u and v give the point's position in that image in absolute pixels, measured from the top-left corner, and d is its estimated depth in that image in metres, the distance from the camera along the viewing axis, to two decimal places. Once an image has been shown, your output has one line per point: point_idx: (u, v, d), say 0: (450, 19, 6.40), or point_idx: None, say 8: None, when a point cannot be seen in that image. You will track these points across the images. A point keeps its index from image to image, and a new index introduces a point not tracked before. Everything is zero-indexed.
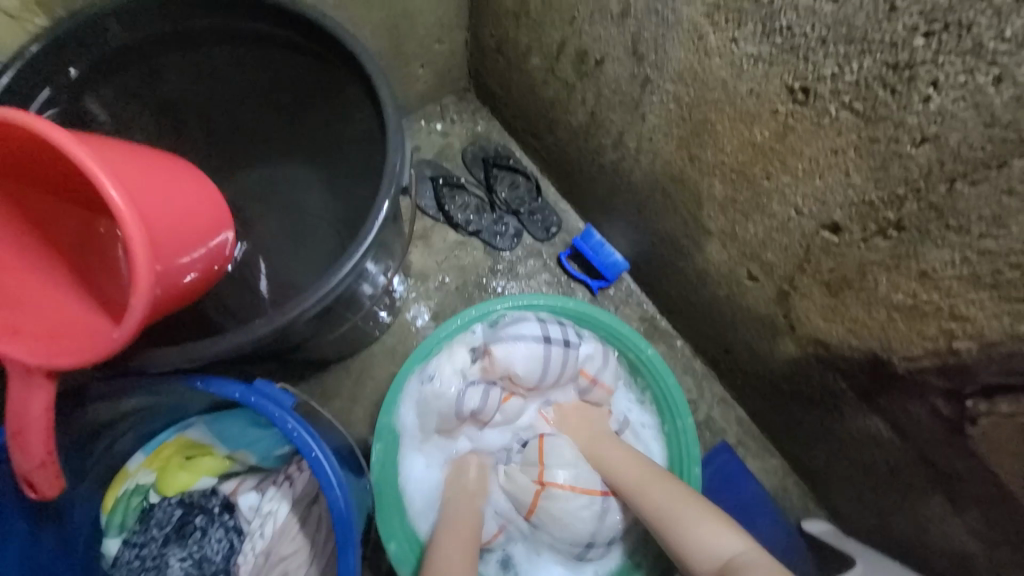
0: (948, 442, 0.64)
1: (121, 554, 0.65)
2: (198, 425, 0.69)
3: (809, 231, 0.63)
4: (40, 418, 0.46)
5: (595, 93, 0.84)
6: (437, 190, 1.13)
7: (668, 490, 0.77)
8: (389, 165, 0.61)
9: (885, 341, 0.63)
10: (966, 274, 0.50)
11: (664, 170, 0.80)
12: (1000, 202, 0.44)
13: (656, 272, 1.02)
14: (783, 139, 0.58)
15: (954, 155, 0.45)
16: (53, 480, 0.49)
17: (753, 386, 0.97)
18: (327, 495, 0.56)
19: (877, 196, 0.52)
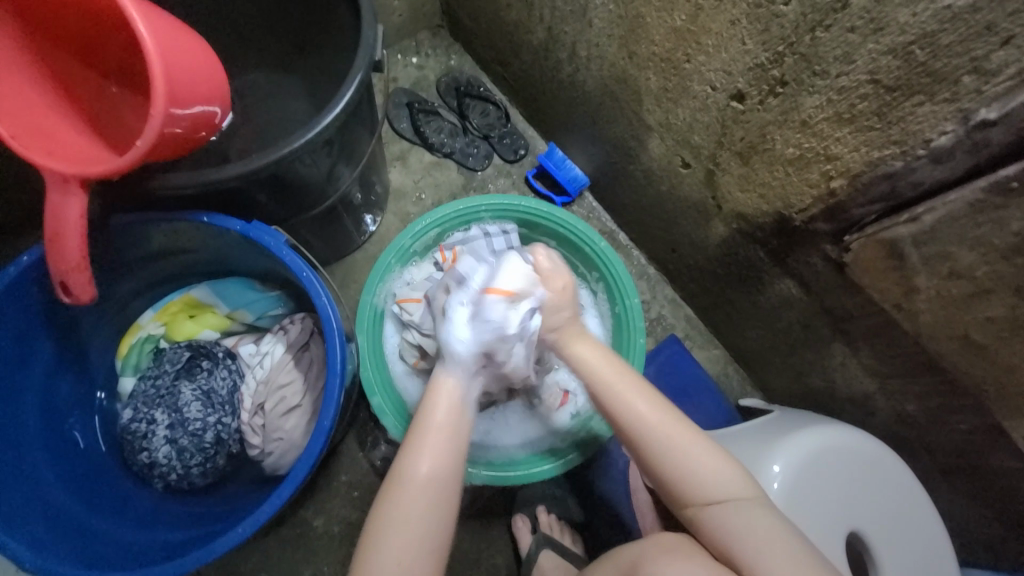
0: (838, 284, 0.77)
1: (137, 388, 0.75)
2: (201, 286, 0.80)
3: (722, 105, 0.74)
4: (75, 225, 0.56)
5: (550, 7, 0.94)
6: (413, 115, 1.23)
7: (691, 454, 0.67)
8: (363, 43, 0.70)
9: (786, 199, 0.76)
10: (832, 114, 0.62)
11: (610, 73, 0.91)
12: (847, 41, 0.56)
13: (611, 183, 1.14)
14: (696, 19, 0.69)
15: (813, 5, 0.56)
16: (85, 284, 0.58)
17: (697, 280, 1.10)
18: (316, 302, 0.68)
19: (765, 58, 0.64)
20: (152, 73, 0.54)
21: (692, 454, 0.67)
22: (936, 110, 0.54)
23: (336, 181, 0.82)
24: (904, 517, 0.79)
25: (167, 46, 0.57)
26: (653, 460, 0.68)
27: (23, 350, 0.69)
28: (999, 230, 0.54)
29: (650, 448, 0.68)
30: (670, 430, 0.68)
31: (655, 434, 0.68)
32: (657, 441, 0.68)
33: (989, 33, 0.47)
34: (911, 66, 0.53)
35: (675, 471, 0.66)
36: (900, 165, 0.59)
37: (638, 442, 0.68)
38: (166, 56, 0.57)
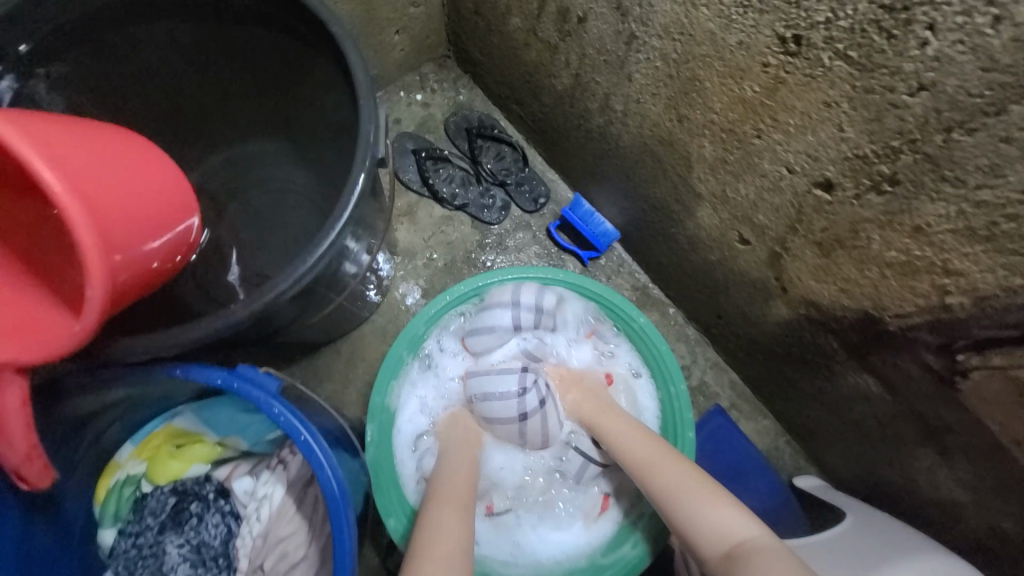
0: (937, 396, 0.65)
1: (117, 544, 0.64)
2: (186, 413, 0.67)
3: (801, 189, 0.61)
4: (18, 412, 0.45)
5: (579, 53, 0.80)
6: (420, 163, 1.09)
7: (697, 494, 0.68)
8: (362, 138, 0.57)
9: (878, 300, 0.63)
10: (960, 227, 0.49)
11: (652, 133, 0.77)
12: (997, 150, 0.42)
13: (646, 239, 1.01)
14: (775, 93, 0.55)
15: (951, 102, 0.43)
16: (40, 471, 0.49)
17: (747, 350, 0.97)
18: (318, 476, 0.56)
19: (871, 150, 0.51)
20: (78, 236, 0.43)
21: (696, 492, 0.68)
22: None
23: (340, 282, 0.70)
24: None
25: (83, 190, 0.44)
26: (662, 499, 0.70)
27: None
28: None
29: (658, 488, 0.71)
30: (674, 471, 0.71)
31: (660, 475, 0.72)
32: (662, 479, 0.71)
33: None
34: None
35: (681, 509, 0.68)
36: None
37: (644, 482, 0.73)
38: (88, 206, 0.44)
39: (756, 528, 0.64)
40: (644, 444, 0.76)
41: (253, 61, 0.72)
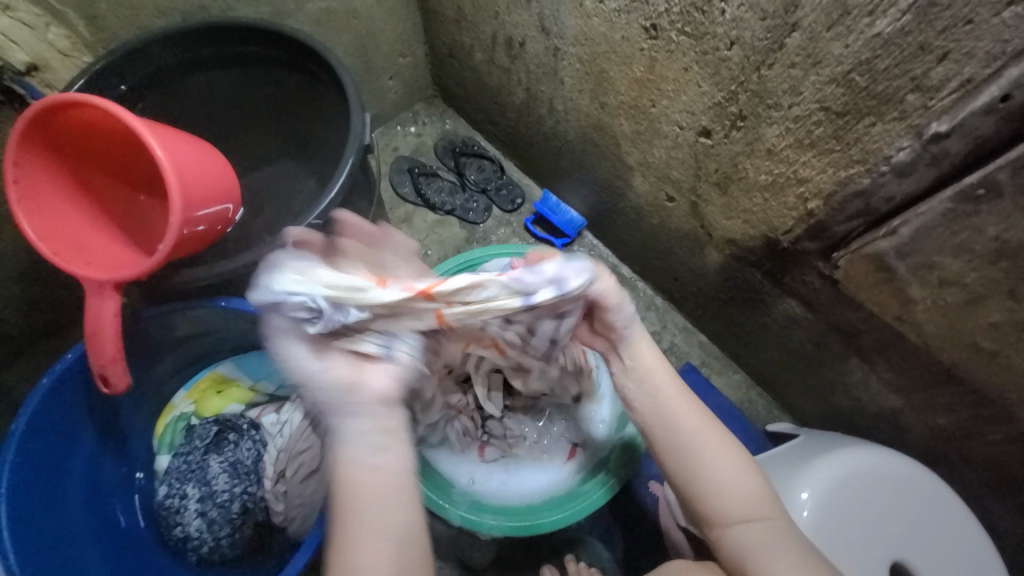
0: (839, 300, 0.76)
1: (171, 464, 0.82)
2: (226, 362, 0.87)
3: (692, 141, 0.78)
4: (111, 321, 0.64)
5: (526, 70, 1.02)
6: (413, 178, 1.29)
7: (724, 479, 0.63)
8: (352, 130, 0.78)
9: (769, 222, 0.76)
10: (793, 141, 0.64)
11: (587, 122, 0.96)
12: (790, 75, 0.59)
13: (606, 221, 1.17)
14: (653, 69, 0.74)
15: (753, 47, 0.61)
16: (121, 373, 0.67)
17: (704, 306, 1.09)
18: None
19: (721, 97, 0.68)
20: (170, 182, 0.63)
21: (724, 485, 0.63)
22: (890, 128, 0.55)
23: None
24: (956, 535, 0.74)
25: (178, 159, 0.66)
26: (683, 472, 0.65)
27: (69, 437, 0.75)
28: (978, 236, 0.54)
29: (682, 460, 0.65)
30: (708, 451, 0.64)
31: (693, 452, 0.64)
32: (692, 453, 0.64)
33: (923, 53, 0.49)
34: (855, 91, 0.55)
35: (703, 492, 0.64)
36: (867, 181, 0.60)
37: (670, 453, 0.65)
38: (177, 170, 0.65)
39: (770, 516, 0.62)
40: (684, 411, 0.66)
41: (278, 97, 0.96)
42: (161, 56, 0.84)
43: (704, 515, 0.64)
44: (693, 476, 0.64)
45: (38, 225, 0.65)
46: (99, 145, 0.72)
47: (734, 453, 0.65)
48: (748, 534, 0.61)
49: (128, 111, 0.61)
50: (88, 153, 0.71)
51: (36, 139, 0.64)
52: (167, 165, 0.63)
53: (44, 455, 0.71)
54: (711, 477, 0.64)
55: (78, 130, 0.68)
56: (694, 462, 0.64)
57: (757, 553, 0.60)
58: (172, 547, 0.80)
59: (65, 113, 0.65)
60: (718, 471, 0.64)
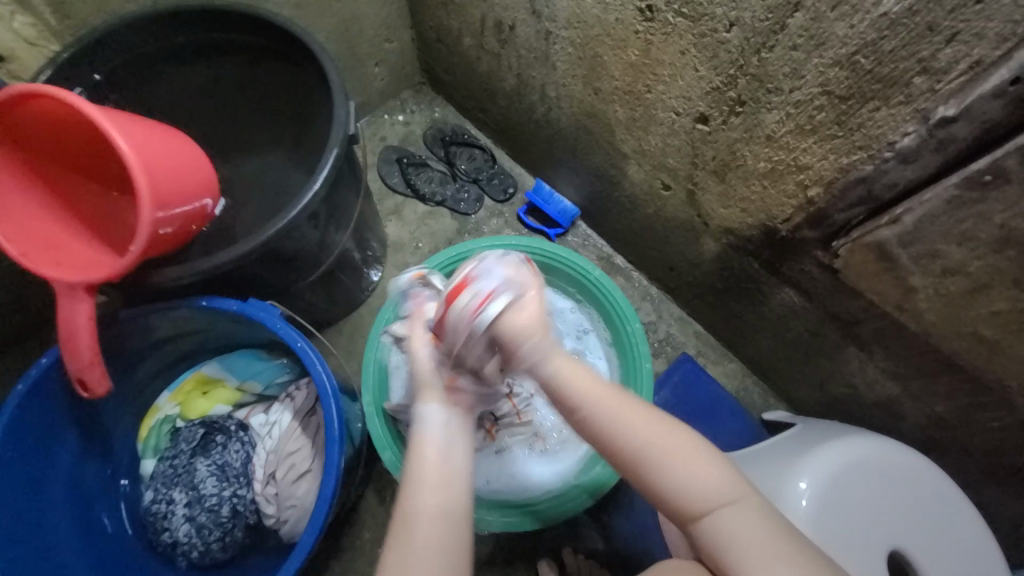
0: (838, 289, 0.74)
1: (157, 469, 0.79)
2: (210, 362, 0.84)
3: (689, 128, 0.75)
4: (86, 325, 0.62)
5: (516, 55, 0.99)
6: (402, 169, 1.26)
7: (683, 472, 0.59)
8: (336, 119, 0.75)
9: (768, 210, 0.74)
10: (794, 127, 0.62)
11: (580, 109, 0.94)
12: (792, 58, 0.57)
13: (600, 210, 1.15)
14: (649, 53, 0.72)
15: (754, 29, 0.58)
16: (99, 379, 0.64)
17: (700, 296, 1.07)
18: (311, 371, 0.70)
19: (719, 81, 0.66)
20: (134, 180, 0.59)
21: (682, 477, 0.59)
22: (894, 113, 0.54)
23: (330, 247, 0.86)
24: (952, 523, 0.74)
25: (143, 154, 0.62)
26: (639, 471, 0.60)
27: (47, 446, 0.72)
28: (983, 223, 0.53)
29: (634, 458, 0.60)
30: (652, 435, 0.60)
31: (643, 444, 0.60)
32: (638, 449, 0.60)
33: (931, 34, 0.47)
34: (859, 75, 0.53)
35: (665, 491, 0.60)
36: (871, 168, 0.58)
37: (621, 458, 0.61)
38: (143, 166, 0.61)
39: (742, 493, 0.59)
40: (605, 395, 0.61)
41: (258, 85, 0.92)
42: (134, 42, 0.79)
43: (677, 512, 0.60)
44: (646, 477, 0.60)
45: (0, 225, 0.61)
46: (62, 140, 0.68)
47: (661, 441, 0.59)
48: (724, 534, 0.57)
49: (92, 105, 0.57)
50: (54, 146, 0.67)
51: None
52: (132, 162, 0.59)
53: (22, 462, 0.69)
54: (669, 474, 0.60)
55: (41, 121, 0.64)
56: (645, 458, 0.60)
57: (733, 544, 0.56)
58: (161, 553, 0.78)
59: (23, 105, 0.60)
60: (679, 467, 0.59)
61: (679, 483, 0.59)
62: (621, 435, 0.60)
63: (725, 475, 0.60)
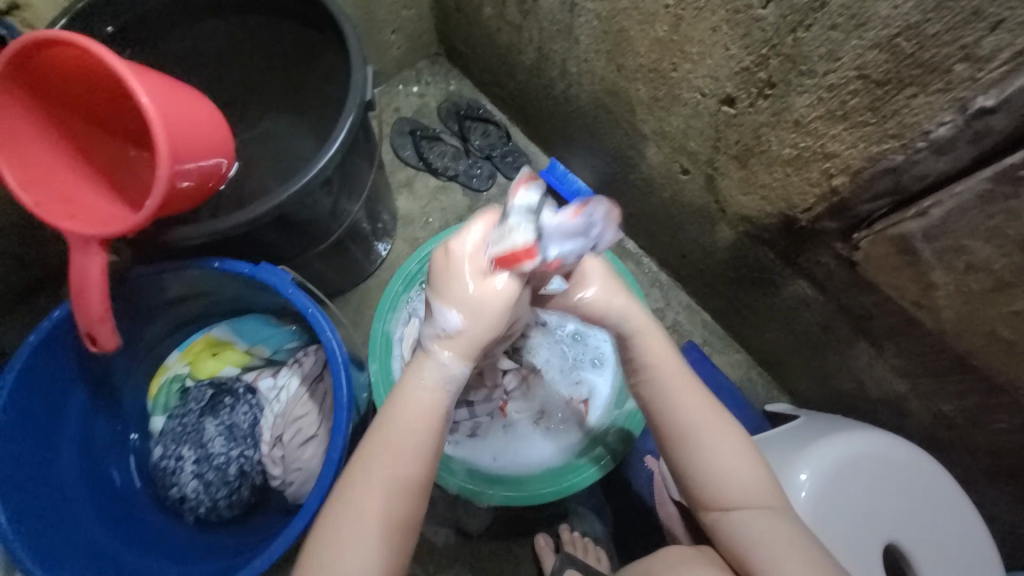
0: (854, 283, 0.73)
1: (166, 426, 0.80)
2: (221, 325, 0.84)
3: (713, 110, 0.73)
4: (98, 280, 0.62)
5: (538, 27, 0.96)
6: (415, 141, 1.24)
7: (735, 463, 0.62)
8: (353, 84, 0.74)
9: (789, 199, 0.73)
10: (824, 112, 0.60)
11: (601, 86, 0.91)
12: (829, 39, 0.55)
13: (614, 193, 1.13)
14: (678, 29, 0.69)
15: (791, 7, 0.56)
16: (109, 334, 0.64)
17: (710, 285, 1.07)
18: (322, 338, 0.70)
19: (750, 61, 0.64)
20: (155, 134, 0.58)
21: (729, 469, 0.62)
22: (932, 101, 0.52)
23: (342, 216, 0.85)
24: (949, 520, 0.74)
25: (166, 109, 0.61)
26: (691, 452, 0.63)
27: (59, 398, 0.73)
28: (1013, 220, 0.51)
29: (688, 441, 0.63)
30: (707, 421, 0.63)
31: (702, 432, 0.63)
32: (695, 432, 0.63)
33: (977, 18, 0.45)
34: (899, 59, 0.51)
35: (712, 477, 0.62)
36: (901, 158, 0.57)
37: (678, 439, 0.64)
38: (164, 121, 0.60)
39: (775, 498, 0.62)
40: (678, 378, 0.65)
41: (274, 47, 0.90)
42: None
43: (712, 498, 0.62)
44: (696, 463, 0.63)
45: (18, 174, 0.61)
46: (83, 91, 0.67)
47: (723, 429, 0.63)
48: (758, 527, 0.60)
49: (114, 54, 0.56)
50: (76, 98, 0.67)
51: (16, 79, 0.60)
52: (153, 116, 0.58)
53: (34, 414, 0.70)
54: (722, 464, 0.62)
55: (62, 72, 0.63)
56: (702, 446, 0.63)
57: (760, 543, 0.59)
58: (169, 507, 0.80)
59: (45, 52, 0.59)
60: (730, 459, 0.62)
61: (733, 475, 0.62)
62: (683, 415, 0.63)
63: (767, 474, 0.63)
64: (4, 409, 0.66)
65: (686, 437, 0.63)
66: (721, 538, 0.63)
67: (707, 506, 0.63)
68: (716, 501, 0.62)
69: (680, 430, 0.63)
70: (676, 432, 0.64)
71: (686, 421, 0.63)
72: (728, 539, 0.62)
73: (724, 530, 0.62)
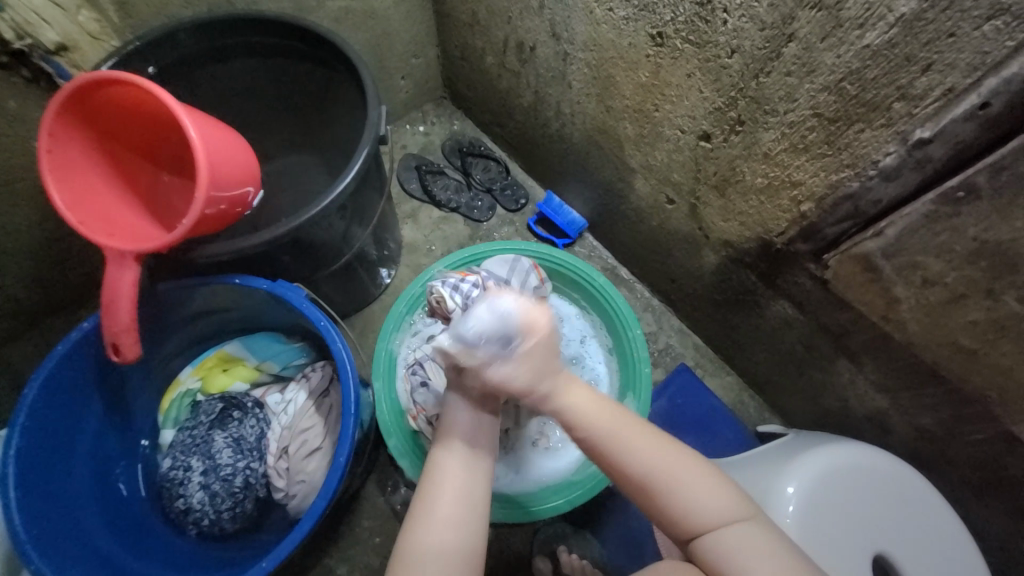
0: (828, 301, 0.79)
1: (176, 438, 0.83)
2: (234, 341, 0.89)
3: (692, 144, 0.82)
4: (128, 292, 0.67)
5: (535, 74, 1.06)
6: (421, 175, 1.33)
7: (686, 473, 0.65)
8: (368, 121, 0.82)
9: (764, 224, 0.79)
10: (788, 145, 0.68)
11: (592, 125, 1.00)
12: (787, 83, 0.63)
13: (606, 223, 1.20)
14: (658, 75, 0.78)
15: (752, 56, 0.65)
16: (132, 345, 0.69)
17: (699, 309, 1.12)
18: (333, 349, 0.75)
19: (721, 102, 0.72)
20: (199, 162, 0.65)
21: (673, 479, 0.65)
22: (878, 135, 0.59)
23: (353, 240, 0.92)
24: (937, 533, 0.76)
25: (210, 142, 0.69)
26: (634, 467, 0.66)
27: (77, 408, 0.76)
28: (959, 237, 0.57)
29: (632, 458, 0.66)
30: (643, 433, 0.67)
31: (636, 444, 0.66)
32: (633, 446, 0.66)
33: (909, 63, 0.53)
34: (846, 99, 0.59)
35: (666, 492, 0.65)
36: (857, 185, 0.64)
37: (614, 455, 0.66)
38: (208, 151, 0.67)
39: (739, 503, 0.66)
40: (596, 406, 0.68)
41: (295, 89, 0.99)
42: (188, 43, 0.87)
43: (670, 514, 0.65)
44: (643, 478, 0.66)
45: (67, 195, 0.67)
46: (131, 124, 0.75)
47: (654, 436, 0.68)
48: (720, 536, 0.63)
49: (171, 94, 0.64)
50: (125, 130, 0.74)
51: (77, 112, 0.67)
52: (199, 147, 0.65)
53: (52, 421, 0.72)
54: (669, 476, 0.65)
55: (117, 107, 0.71)
56: (643, 457, 0.66)
57: (733, 552, 0.62)
58: (173, 520, 0.81)
59: (99, 91, 0.67)
60: (680, 468, 0.66)
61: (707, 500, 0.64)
62: (606, 442, 0.66)
63: (724, 480, 0.67)
64: (27, 415, 0.69)
65: (625, 452, 0.66)
66: (695, 554, 0.65)
67: (674, 527, 0.66)
68: (676, 519, 0.65)
69: (619, 445, 0.66)
70: (616, 448, 0.66)
71: (620, 439, 0.67)
72: (700, 551, 0.64)
73: (695, 544, 0.65)
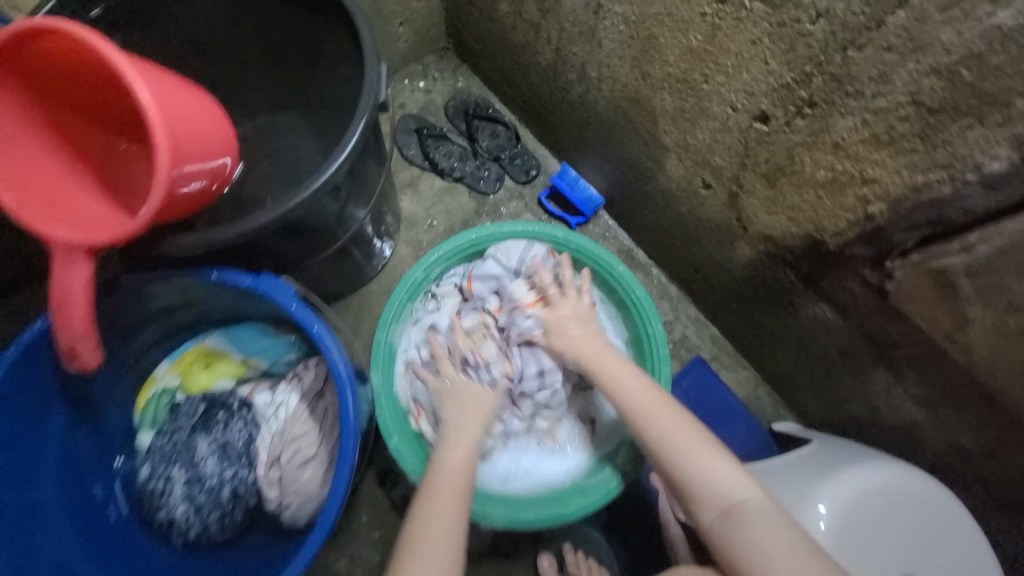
0: (880, 310, 0.71)
1: (154, 443, 0.76)
2: (215, 335, 0.80)
3: (744, 126, 0.70)
4: (82, 294, 0.57)
5: (558, 28, 0.91)
6: (421, 140, 1.19)
7: (716, 466, 0.68)
8: (365, 84, 0.69)
9: (818, 222, 0.70)
10: (868, 136, 0.58)
11: (623, 94, 0.87)
12: (884, 60, 0.52)
13: (626, 202, 1.10)
14: (714, 39, 0.66)
15: (844, 24, 0.53)
16: (89, 352, 0.59)
17: (722, 301, 1.04)
18: (326, 358, 0.66)
19: (791, 78, 0.60)
20: (155, 134, 0.53)
21: (703, 468, 0.68)
22: (988, 134, 0.49)
23: (348, 222, 0.81)
24: (966, 556, 0.73)
25: (169, 107, 0.56)
26: (664, 449, 0.70)
27: (38, 411, 0.68)
28: None
29: (664, 442, 0.70)
30: (679, 422, 0.72)
31: (670, 431, 0.71)
32: (663, 431, 0.71)
33: None
34: (957, 86, 0.49)
35: (690, 477, 0.68)
36: (947, 190, 0.54)
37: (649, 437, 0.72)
38: (166, 119, 0.55)
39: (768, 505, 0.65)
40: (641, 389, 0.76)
41: (276, 37, 0.84)
42: None
43: (694, 501, 0.67)
44: (673, 461, 0.69)
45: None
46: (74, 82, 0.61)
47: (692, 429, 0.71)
48: (742, 527, 0.63)
49: (113, 48, 0.51)
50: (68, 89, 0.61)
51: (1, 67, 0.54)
52: (153, 115, 0.53)
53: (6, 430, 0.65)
54: (698, 465, 0.68)
55: (53, 61, 0.58)
56: (674, 444, 0.70)
57: (752, 546, 0.61)
58: (157, 529, 0.75)
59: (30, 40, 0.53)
60: (708, 460, 0.68)
61: (707, 479, 0.67)
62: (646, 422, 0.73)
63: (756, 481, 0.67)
64: None
65: (657, 434, 0.71)
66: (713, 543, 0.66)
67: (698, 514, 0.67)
68: (698, 504, 0.67)
69: (652, 429, 0.72)
70: (651, 433, 0.72)
71: (652, 424, 0.72)
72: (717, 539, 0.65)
73: (712, 533, 0.65)
